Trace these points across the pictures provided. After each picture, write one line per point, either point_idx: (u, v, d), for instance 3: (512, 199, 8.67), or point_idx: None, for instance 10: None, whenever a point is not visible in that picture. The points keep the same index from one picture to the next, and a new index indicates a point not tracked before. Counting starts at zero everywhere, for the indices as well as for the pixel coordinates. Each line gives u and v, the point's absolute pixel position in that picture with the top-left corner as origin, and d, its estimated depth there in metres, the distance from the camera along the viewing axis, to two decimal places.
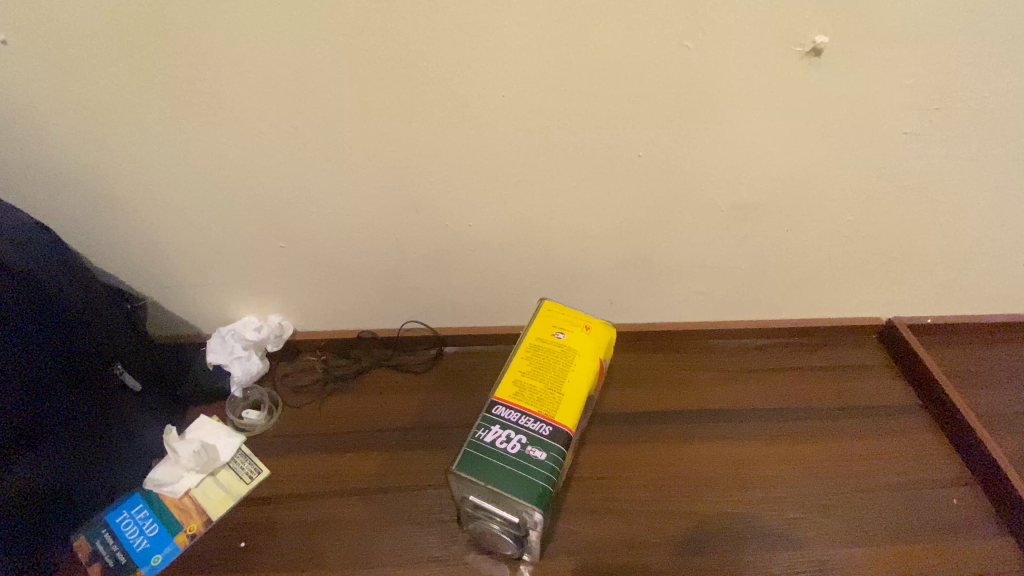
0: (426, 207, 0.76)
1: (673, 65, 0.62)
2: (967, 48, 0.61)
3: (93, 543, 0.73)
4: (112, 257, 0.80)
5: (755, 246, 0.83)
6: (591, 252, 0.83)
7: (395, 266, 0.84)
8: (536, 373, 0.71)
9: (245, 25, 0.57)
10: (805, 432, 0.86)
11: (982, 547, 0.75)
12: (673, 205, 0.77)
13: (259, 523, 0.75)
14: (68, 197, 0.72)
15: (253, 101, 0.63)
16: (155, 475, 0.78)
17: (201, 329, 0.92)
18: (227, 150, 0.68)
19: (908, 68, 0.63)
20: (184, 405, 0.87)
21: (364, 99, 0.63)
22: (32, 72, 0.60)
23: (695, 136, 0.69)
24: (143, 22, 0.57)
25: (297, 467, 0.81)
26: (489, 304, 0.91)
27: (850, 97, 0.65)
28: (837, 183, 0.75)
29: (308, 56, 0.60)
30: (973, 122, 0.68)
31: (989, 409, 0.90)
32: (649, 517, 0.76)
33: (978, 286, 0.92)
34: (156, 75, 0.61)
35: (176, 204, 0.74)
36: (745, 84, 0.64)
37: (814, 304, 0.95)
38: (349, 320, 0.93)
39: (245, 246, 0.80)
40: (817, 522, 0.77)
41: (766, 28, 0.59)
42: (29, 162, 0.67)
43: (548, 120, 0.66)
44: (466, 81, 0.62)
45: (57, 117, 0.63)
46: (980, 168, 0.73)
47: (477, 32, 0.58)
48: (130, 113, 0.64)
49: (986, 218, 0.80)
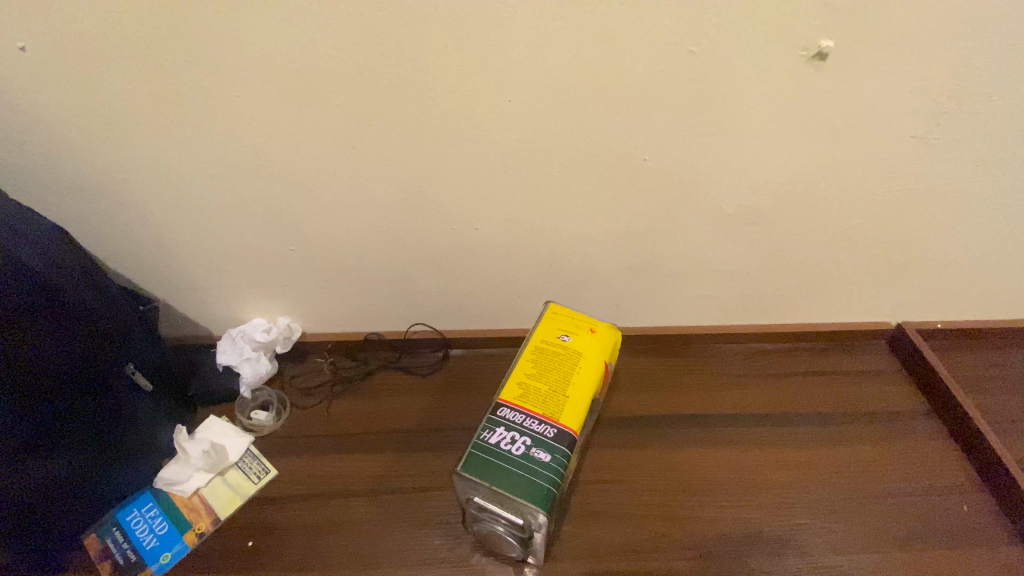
0: (434, 212, 0.77)
1: (678, 69, 0.62)
2: (973, 53, 0.61)
3: (104, 540, 0.74)
4: (128, 260, 0.81)
5: (761, 251, 0.83)
6: (597, 256, 0.83)
7: (402, 269, 0.85)
8: (542, 375, 0.71)
9: (255, 31, 0.58)
10: (812, 437, 0.86)
11: (991, 554, 0.75)
12: (679, 210, 0.77)
13: (267, 523, 0.76)
14: (85, 201, 0.73)
15: (263, 106, 0.64)
16: (166, 474, 0.80)
17: (212, 331, 0.93)
18: (238, 154, 0.69)
19: (915, 72, 0.63)
20: (195, 405, 0.88)
21: (372, 104, 0.64)
22: (51, 79, 0.61)
23: (701, 140, 0.69)
24: (157, 29, 0.58)
25: (304, 467, 0.82)
26: (494, 307, 0.92)
27: (858, 101, 0.65)
28: (844, 187, 0.75)
29: (318, 62, 0.61)
30: (980, 126, 0.68)
31: (999, 415, 0.90)
32: (655, 521, 0.76)
33: (987, 291, 0.92)
34: (171, 82, 0.62)
35: (188, 207, 0.75)
36: (749, 89, 0.64)
37: (822, 308, 0.94)
38: (356, 321, 0.93)
39: (255, 250, 0.81)
40: (824, 528, 0.77)
41: (768, 32, 0.59)
42: (47, 167, 0.69)
43: (554, 126, 0.67)
44: (472, 87, 0.63)
45: (75, 123, 0.65)
46: (986, 173, 0.73)
47: (484, 39, 0.59)
48: (144, 118, 0.65)
49: (994, 222, 0.80)
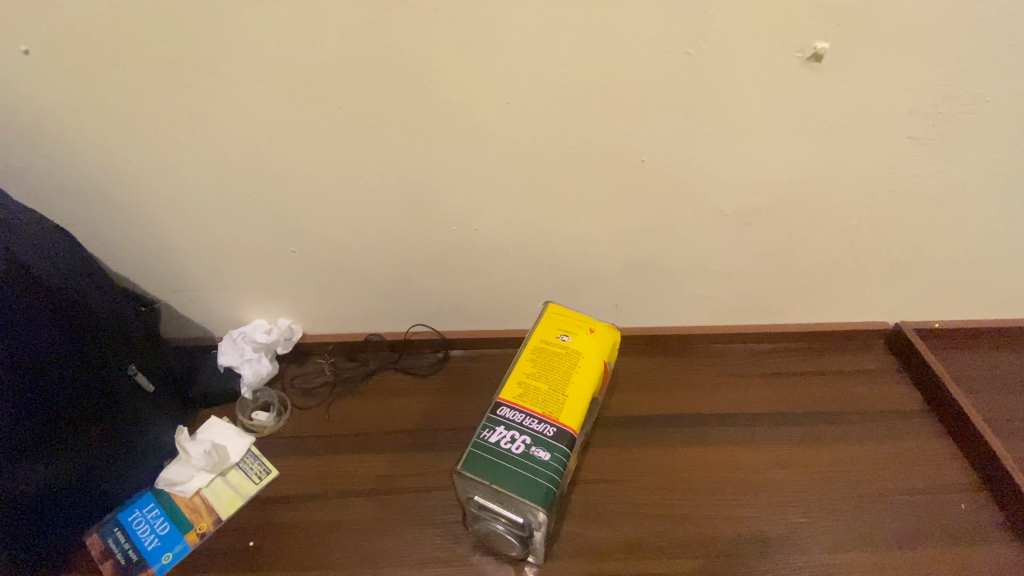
0: (434, 214, 0.77)
1: (676, 72, 0.63)
2: (967, 55, 0.62)
3: (105, 541, 0.74)
4: (129, 261, 0.82)
5: (759, 251, 0.84)
6: (596, 257, 0.84)
7: (403, 270, 0.85)
8: (541, 375, 0.72)
9: (255, 35, 0.59)
10: (810, 436, 0.87)
11: (990, 552, 0.75)
12: (677, 211, 0.78)
13: (268, 522, 0.76)
14: (87, 203, 0.73)
15: (265, 109, 0.65)
16: (167, 475, 0.80)
17: (212, 332, 0.94)
18: (239, 155, 0.70)
19: (910, 73, 0.64)
20: (196, 406, 0.89)
21: (372, 106, 0.65)
22: (54, 81, 0.61)
23: (699, 142, 0.70)
24: (159, 33, 0.58)
25: (305, 468, 0.82)
26: (494, 308, 0.92)
27: (855, 101, 0.66)
28: (842, 187, 0.75)
29: (320, 64, 0.61)
30: (975, 127, 0.69)
31: (997, 414, 0.90)
32: (655, 520, 0.77)
33: (984, 291, 0.92)
34: (173, 84, 0.62)
35: (188, 209, 0.75)
36: (746, 91, 0.65)
37: (819, 308, 0.95)
38: (356, 322, 0.94)
39: (256, 251, 0.81)
40: (824, 526, 0.77)
41: (765, 35, 0.60)
42: (50, 169, 0.69)
43: (553, 128, 0.68)
44: (472, 89, 0.64)
45: (76, 124, 0.65)
46: (982, 173, 0.74)
47: (483, 41, 0.60)
48: (146, 121, 0.66)
49: (990, 222, 0.81)
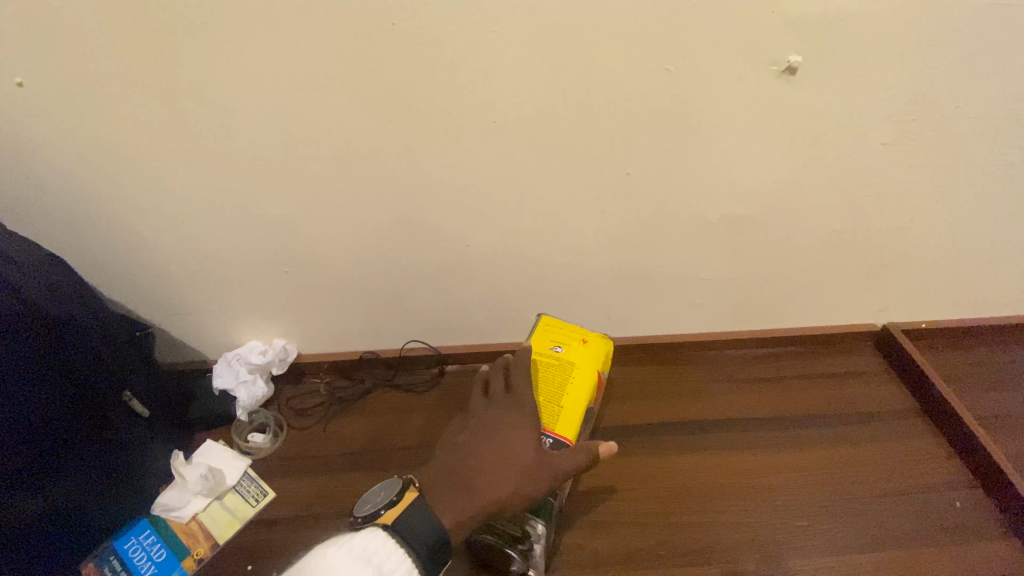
0: (425, 230, 0.78)
1: (656, 87, 0.65)
2: (935, 65, 0.65)
3: (101, 569, 0.74)
4: (122, 287, 0.82)
5: (747, 257, 0.85)
6: (587, 268, 0.85)
7: (396, 287, 0.86)
8: (536, 388, 0.73)
9: (246, 62, 0.60)
10: (806, 439, 0.87)
11: (985, 550, 0.76)
12: (665, 221, 0.79)
13: (489, 412, 0.69)
14: (80, 229, 0.74)
15: (256, 133, 0.66)
16: (163, 500, 0.79)
17: (207, 355, 0.93)
18: (229, 181, 0.70)
19: (881, 83, 0.66)
20: (192, 430, 0.88)
21: (360, 127, 0.66)
22: (47, 110, 0.62)
23: (682, 153, 0.71)
24: (151, 62, 0.59)
25: (303, 488, 0.82)
26: (488, 322, 0.93)
27: (831, 111, 0.68)
28: (825, 192, 0.77)
29: (308, 89, 0.62)
30: (947, 132, 0.71)
31: (985, 411, 0.92)
32: (655, 530, 0.77)
33: (968, 291, 0.94)
34: (165, 109, 0.63)
35: (181, 234, 0.76)
36: (725, 104, 0.66)
37: (809, 312, 0.96)
38: (350, 341, 0.94)
39: (248, 273, 0.82)
40: (822, 529, 0.78)
41: (740, 49, 0.62)
42: (43, 197, 0.70)
43: (539, 145, 0.69)
44: (458, 109, 0.65)
45: (70, 153, 0.66)
46: (958, 176, 0.76)
47: (468, 63, 0.61)
48: (138, 147, 0.66)
49: (969, 223, 0.83)
